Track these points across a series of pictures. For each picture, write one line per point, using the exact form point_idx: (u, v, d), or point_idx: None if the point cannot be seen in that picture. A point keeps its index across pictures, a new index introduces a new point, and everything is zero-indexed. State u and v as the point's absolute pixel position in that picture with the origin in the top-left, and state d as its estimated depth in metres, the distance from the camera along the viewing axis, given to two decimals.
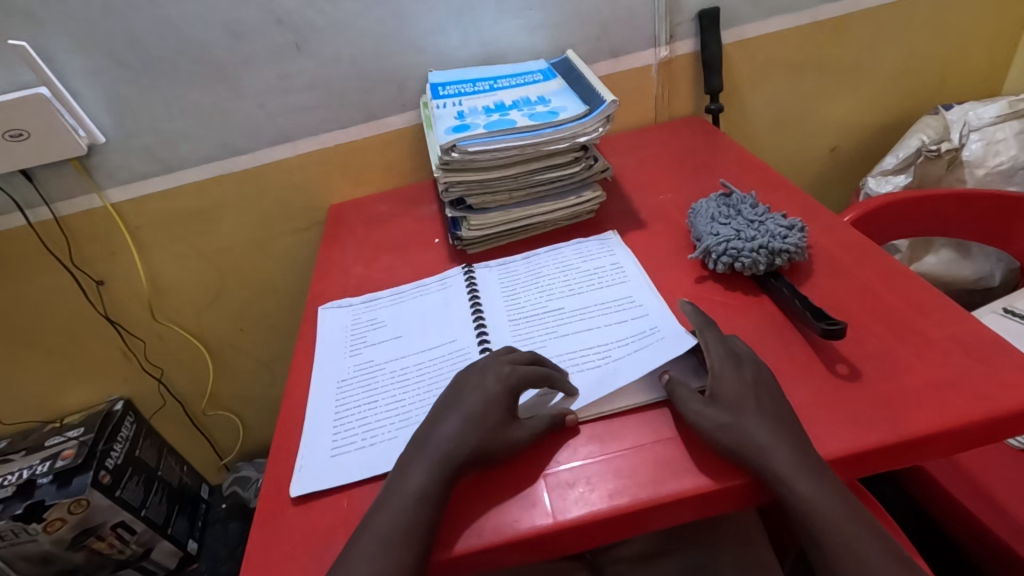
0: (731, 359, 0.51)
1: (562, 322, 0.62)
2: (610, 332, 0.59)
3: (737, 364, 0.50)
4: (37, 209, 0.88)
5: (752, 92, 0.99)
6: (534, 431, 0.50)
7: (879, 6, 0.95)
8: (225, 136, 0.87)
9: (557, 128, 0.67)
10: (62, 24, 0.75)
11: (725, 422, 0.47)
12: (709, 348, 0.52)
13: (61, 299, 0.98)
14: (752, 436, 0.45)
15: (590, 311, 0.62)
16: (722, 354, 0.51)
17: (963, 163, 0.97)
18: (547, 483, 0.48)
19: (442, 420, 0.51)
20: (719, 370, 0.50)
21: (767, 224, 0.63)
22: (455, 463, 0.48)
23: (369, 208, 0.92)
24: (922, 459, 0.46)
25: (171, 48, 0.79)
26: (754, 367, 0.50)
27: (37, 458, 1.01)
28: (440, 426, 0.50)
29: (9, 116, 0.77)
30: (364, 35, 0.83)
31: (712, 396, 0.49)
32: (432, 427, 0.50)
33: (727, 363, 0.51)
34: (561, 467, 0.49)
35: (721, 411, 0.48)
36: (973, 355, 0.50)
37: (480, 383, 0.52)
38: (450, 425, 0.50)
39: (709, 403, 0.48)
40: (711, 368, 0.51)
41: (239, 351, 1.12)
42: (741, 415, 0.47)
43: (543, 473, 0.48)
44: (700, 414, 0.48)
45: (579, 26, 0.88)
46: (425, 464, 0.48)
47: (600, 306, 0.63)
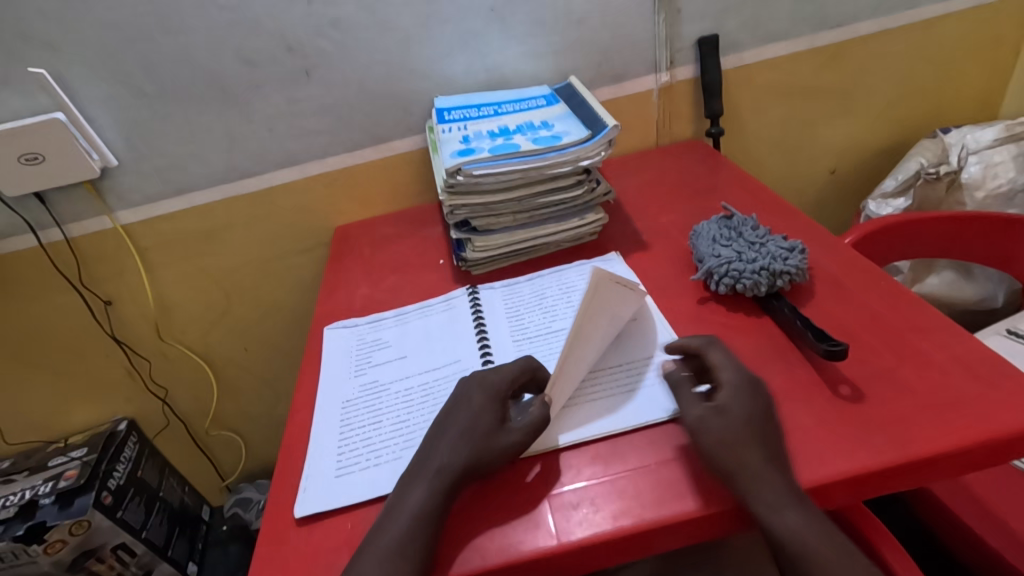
0: (745, 377, 0.51)
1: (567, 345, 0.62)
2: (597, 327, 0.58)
3: (749, 383, 0.51)
4: (49, 230, 0.90)
5: (752, 115, 1.01)
6: (527, 431, 0.50)
7: (876, 33, 0.97)
8: (234, 159, 0.89)
9: (560, 152, 0.68)
10: (79, 52, 0.78)
11: (723, 435, 0.47)
12: (726, 365, 0.52)
13: (69, 319, 0.99)
14: (744, 461, 0.45)
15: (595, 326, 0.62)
16: (737, 371, 0.52)
17: (962, 185, 0.98)
18: (551, 505, 0.48)
19: (438, 439, 0.51)
20: (733, 386, 0.51)
21: (767, 246, 0.63)
22: (450, 478, 0.48)
23: (374, 229, 0.94)
24: (928, 480, 0.46)
25: (184, 75, 0.82)
26: (765, 393, 0.50)
27: (39, 478, 1.01)
28: (435, 445, 0.51)
29: (25, 140, 0.79)
30: (372, 62, 0.85)
31: (721, 406, 0.49)
32: (428, 450, 0.51)
33: (743, 381, 0.51)
34: (565, 488, 0.49)
35: (724, 420, 0.48)
36: (974, 375, 0.50)
37: (472, 399, 0.53)
38: (445, 443, 0.50)
39: (715, 413, 0.49)
40: (724, 381, 0.51)
41: (243, 371, 1.13)
42: (740, 433, 0.47)
43: (547, 494, 0.48)
44: (699, 423, 0.49)
45: (581, 53, 0.90)
46: (423, 482, 0.48)
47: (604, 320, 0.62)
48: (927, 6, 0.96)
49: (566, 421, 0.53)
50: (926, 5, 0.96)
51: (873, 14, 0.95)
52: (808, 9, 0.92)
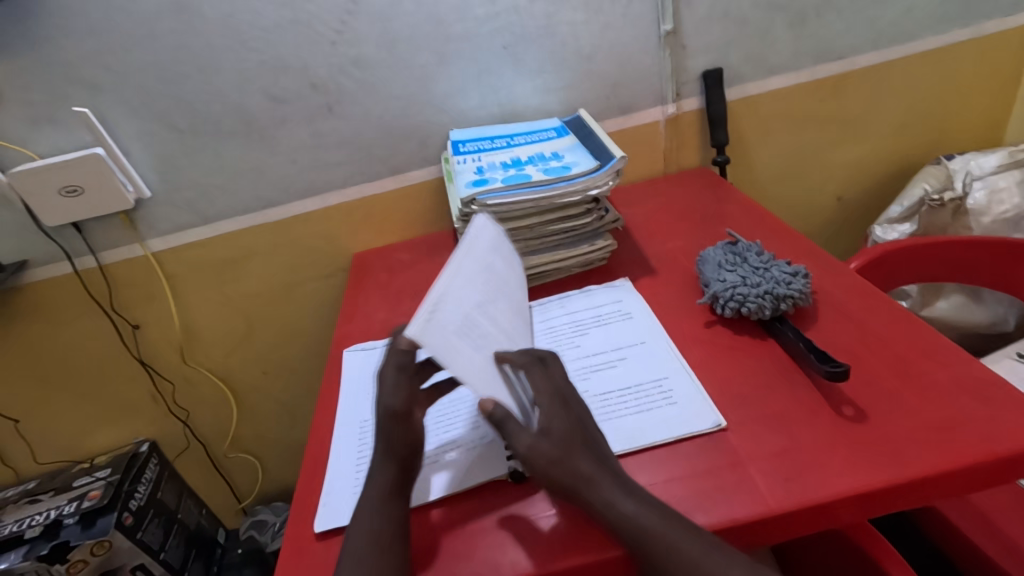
0: (557, 397, 0.52)
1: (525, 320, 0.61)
2: (484, 311, 0.54)
3: (562, 402, 0.52)
4: (84, 258, 0.95)
5: (757, 144, 1.03)
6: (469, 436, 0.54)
7: (876, 64, 1.00)
8: (259, 190, 0.94)
9: (570, 182, 0.71)
10: (120, 92, 0.83)
11: (556, 458, 0.48)
12: (538, 386, 0.52)
13: (98, 342, 1.03)
14: (590, 494, 0.47)
15: (494, 288, 0.59)
16: (549, 391, 0.52)
17: (968, 211, 1.00)
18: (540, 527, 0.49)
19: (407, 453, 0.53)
20: (550, 408, 0.51)
21: (770, 271, 0.65)
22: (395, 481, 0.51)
23: (391, 256, 0.97)
24: (932, 498, 0.47)
25: (215, 111, 0.87)
26: (577, 406, 0.53)
27: (64, 499, 1.04)
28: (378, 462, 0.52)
29: (66, 174, 0.84)
30: (391, 98, 0.90)
31: (543, 430, 0.50)
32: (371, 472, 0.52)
33: (551, 398, 0.52)
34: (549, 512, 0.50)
35: (549, 447, 0.49)
36: (976, 396, 0.51)
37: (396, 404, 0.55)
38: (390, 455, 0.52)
39: (538, 437, 0.49)
40: (542, 405, 0.51)
41: (261, 394, 1.16)
42: (570, 452, 0.49)
43: (534, 517, 0.50)
44: (534, 448, 0.49)
45: (590, 87, 0.94)
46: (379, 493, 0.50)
47: (490, 281, 0.59)
48: (926, 38, 0.99)
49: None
50: (925, 37, 0.99)
51: (873, 46, 0.98)
52: (810, 42, 0.96)
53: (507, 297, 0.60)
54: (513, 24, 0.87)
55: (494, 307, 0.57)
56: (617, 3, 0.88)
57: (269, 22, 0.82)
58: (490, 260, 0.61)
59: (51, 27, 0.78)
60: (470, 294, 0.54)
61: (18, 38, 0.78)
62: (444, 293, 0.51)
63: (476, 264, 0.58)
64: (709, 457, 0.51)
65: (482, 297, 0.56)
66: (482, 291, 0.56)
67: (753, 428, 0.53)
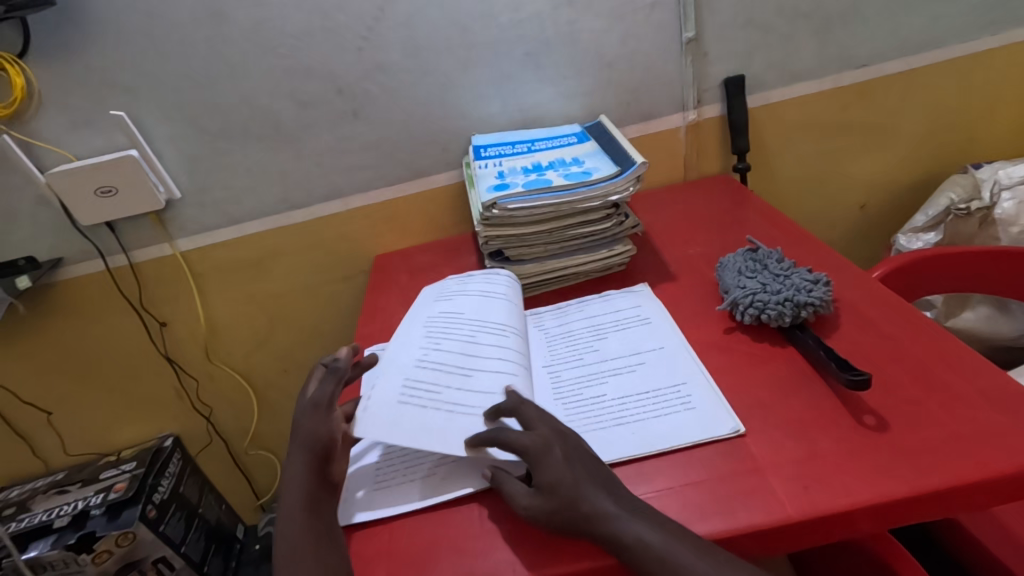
0: (540, 443, 0.52)
1: (482, 328, 0.67)
2: (428, 361, 0.62)
3: (546, 447, 0.51)
4: (116, 256, 0.98)
5: (778, 151, 1.03)
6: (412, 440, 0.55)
7: (901, 72, 0.99)
8: (285, 192, 0.96)
9: (590, 188, 0.72)
10: (154, 96, 0.86)
11: (553, 507, 0.48)
12: (518, 439, 0.52)
13: (127, 339, 1.06)
14: (592, 529, 0.46)
15: (438, 332, 0.67)
16: (530, 439, 0.52)
17: (995, 221, 0.98)
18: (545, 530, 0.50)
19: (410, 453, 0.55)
20: (535, 458, 0.51)
21: (791, 279, 0.65)
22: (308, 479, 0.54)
23: (412, 258, 0.99)
24: (956, 511, 0.47)
25: (244, 115, 0.89)
26: (563, 445, 0.52)
27: (91, 490, 1.07)
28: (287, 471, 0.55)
29: (102, 175, 0.87)
30: (414, 103, 0.91)
31: (535, 486, 0.50)
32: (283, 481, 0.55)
33: (539, 448, 0.51)
34: None
35: (546, 500, 0.48)
36: (1002, 407, 0.50)
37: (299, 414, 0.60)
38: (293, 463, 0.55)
39: (532, 495, 0.49)
40: (528, 457, 0.51)
41: (282, 392, 1.18)
42: (565, 500, 0.48)
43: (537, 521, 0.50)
44: (530, 506, 0.49)
45: (611, 93, 0.94)
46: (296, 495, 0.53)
47: (434, 331, 0.67)
48: (953, 46, 0.98)
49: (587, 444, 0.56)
50: (952, 45, 0.98)
51: (899, 54, 0.97)
52: (834, 50, 0.95)
53: (459, 326, 0.67)
54: (536, 30, 0.88)
55: (440, 348, 0.64)
56: (639, 10, 0.89)
57: (298, 29, 0.84)
58: (430, 315, 0.70)
59: (91, 34, 0.81)
60: (406, 358, 0.63)
61: (59, 44, 0.81)
62: (380, 379, 0.60)
63: (417, 331, 0.67)
64: (728, 463, 0.51)
65: (423, 352, 0.64)
66: (424, 346, 0.64)
67: (771, 435, 0.53)
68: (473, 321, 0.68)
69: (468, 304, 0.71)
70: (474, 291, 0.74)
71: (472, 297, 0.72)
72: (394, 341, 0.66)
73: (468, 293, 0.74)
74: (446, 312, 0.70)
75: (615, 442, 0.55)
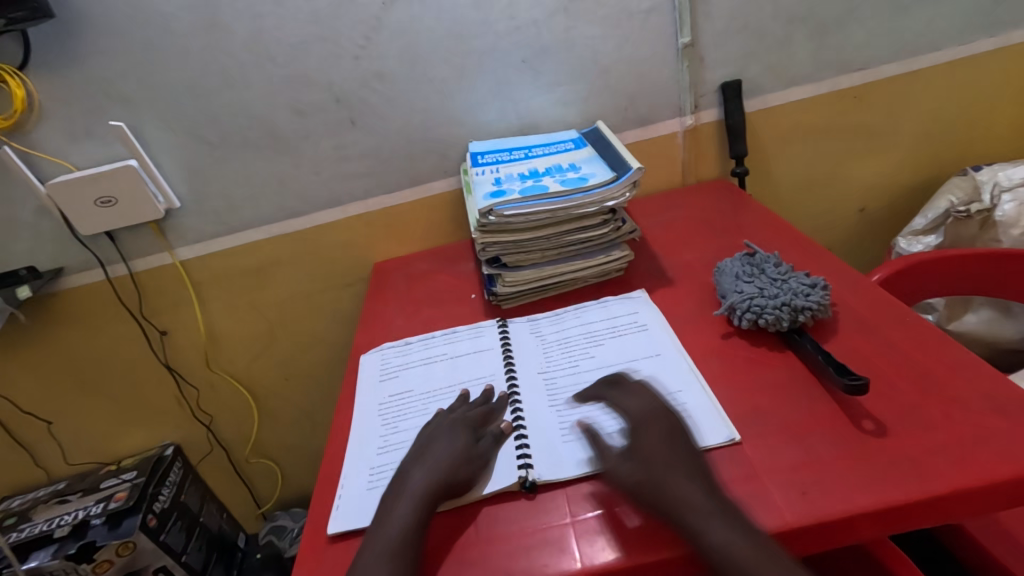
0: (648, 411, 0.55)
1: (434, 399, 0.66)
2: (388, 445, 0.62)
3: (654, 415, 0.55)
4: (116, 265, 0.98)
5: (776, 155, 1.03)
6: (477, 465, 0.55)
7: (899, 75, 0.99)
8: (283, 201, 0.96)
9: (586, 194, 0.72)
10: (153, 107, 0.87)
11: (643, 473, 0.50)
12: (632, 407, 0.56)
13: (129, 348, 1.06)
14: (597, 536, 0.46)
15: (393, 416, 0.66)
16: (640, 407, 0.56)
17: (996, 223, 0.98)
18: (541, 540, 0.49)
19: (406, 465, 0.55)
20: (643, 425, 0.54)
21: (788, 283, 0.65)
22: (429, 494, 0.52)
23: (411, 265, 0.99)
24: (956, 516, 0.46)
25: (243, 125, 0.90)
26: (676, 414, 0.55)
27: (92, 499, 1.06)
28: (408, 474, 0.55)
29: (101, 185, 0.88)
30: (412, 111, 0.92)
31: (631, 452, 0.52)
32: (400, 480, 0.55)
33: (642, 415, 0.55)
34: (555, 523, 0.50)
35: (637, 467, 0.50)
36: (1002, 411, 0.50)
37: (446, 434, 0.58)
38: (415, 474, 0.54)
39: (628, 459, 0.51)
40: (635, 423, 0.55)
41: (284, 402, 1.18)
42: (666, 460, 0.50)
43: (539, 528, 0.50)
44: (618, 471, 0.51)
45: (608, 99, 0.95)
46: (409, 498, 0.52)
47: (388, 416, 0.66)
48: (950, 49, 0.98)
49: (580, 453, 0.55)
50: (951, 47, 0.97)
51: (895, 57, 0.97)
52: (830, 54, 0.95)
53: (413, 402, 0.67)
54: (532, 37, 0.89)
55: (397, 431, 0.63)
56: (635, 16, 0.89)
57: (295, 39, 0.85)
58: (381, 398, 0.69)
59: (90, 46, 0.82)
60: (367, 450, 0.62)
61: (58, 56, 0.82)
62: (345, 474, 0.60)
63: (373, 418, 0.66)
64: (726, 469, 0.51)
65: (383, 438, 0.63)
66: (381, 434, 0.64)
67: (769, 441, 0.52)
68: (424, 395, 0.67)
69: (414, 378, 0.71)
70: (417, 360, 0.73)
71: (417, 368, 0.72)
72: (351, 432, 0.65)
73: (411, 366, 0.73)
74: (396, 387, 0.70)
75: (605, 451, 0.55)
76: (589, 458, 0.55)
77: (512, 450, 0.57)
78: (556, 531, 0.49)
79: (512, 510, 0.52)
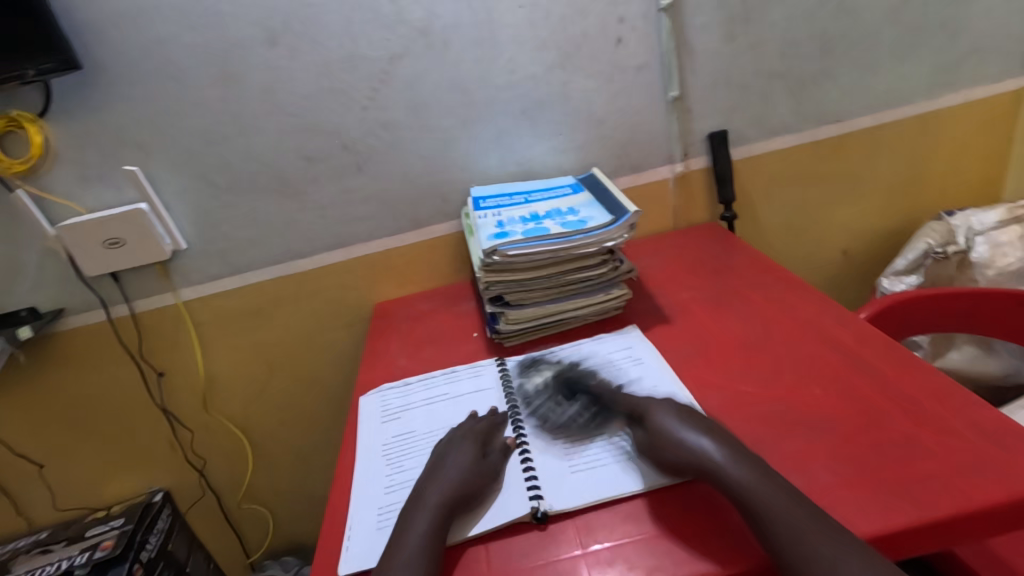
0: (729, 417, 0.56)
1: (438, 437, 0.67)
2: (395, 484, 0.62)
3: None
4: (118, 306, 0.99)
5: (763, 201, 1.08)
6: (488, 476, 0.58)
7: (872, 127, 1.05)
8: (288, 243, 0.98)
9: (586, 235, 0.75)
10: (166, 153, 0.90)
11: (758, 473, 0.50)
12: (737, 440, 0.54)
13: (125, 390, 1.06)
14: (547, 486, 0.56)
15: (398, 455, 0.66)
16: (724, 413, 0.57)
17: (972, 264, 1.04)
18: (554, 572, 0.50)
19: (424, 489, 0.56)
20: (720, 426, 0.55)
21: (591, 392, 0.68)
22: (446, 504, 0.54)
23: (412, 305, 1.01)
24: (953, 541, 0.48)
25: (251, 170, 0.93)
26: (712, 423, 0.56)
27: (76, 549, 1.03)
28: (424, 489, 0.56)
29: (111, 228, 0.90)
30: (416, 158, 0.96)
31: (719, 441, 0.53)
32: (417, 495, 0.56)
33: None
34: (564, 555, 0.51)
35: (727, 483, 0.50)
36: (988, 438, 0.52)
37: (456, 447, 0.61)
38: (435, 485, 0.56)
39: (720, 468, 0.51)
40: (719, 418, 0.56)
41: (279, 444, 1.17)
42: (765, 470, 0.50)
43: (551, 560, 0.51)
44: None
45: (603, 148, 1.00)
46: (428, 511, 0.54)
47: (392, 456, 0.66)
48: (918, 103, 1.05)
49: (584, 484, 0.56)
50: (918, 101, 1.05)
51: (869, 110, 1.04)
52: (808, 108, 1.02)
53: (417, 443, 0.67)
54: (531, 90, 0.94)
55: (402, 469, 0.64)
56: (627, 71, 0.95)
57: (307, 89, 0.89)
58: (385, 439, 0.69)
59: (108, 94, 0.85)
60: (374, 490, 0.62)
61: (78, 104, 0.85)
62: (354, 514, 0.60)
63: (377, 459, 0.66)
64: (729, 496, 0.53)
65: (389, 477, 0.63)
66: (387, 473, 0.64)
67: None
68: (428, 434, 0.68)
69: (417, 419, 0.71)
70: (418, 402, 0.74)
71: (420, 409, 0.73)
72: (356, 473, 0.65)
73: (412, 407, 0.73)
74: (399, 429, 0.70)
75: (608, 483, 0.56)
76: (590, 488, 0.56)
77: (517, 463, 0.60)
78: (569, 563, 0.50)
79: (522, 544, 0.53)
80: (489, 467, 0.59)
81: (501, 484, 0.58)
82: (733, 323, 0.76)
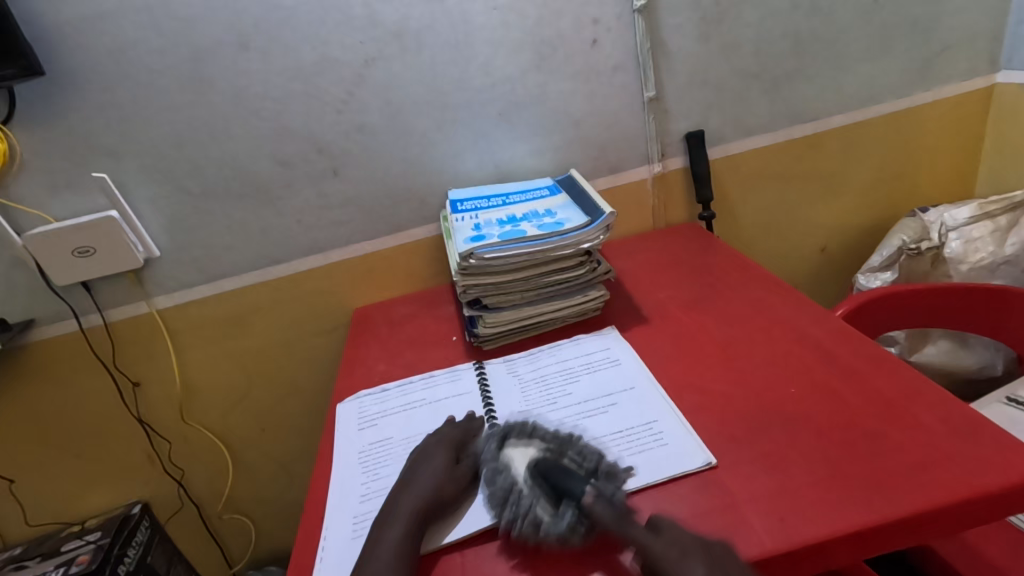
0: None
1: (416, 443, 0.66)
2: (371, 492, 0.61)
3: None
4: (90, 316, 0.97)
5: (741, 199, 1.09)
6: (462, 483, 0.57)
7: (846, 125, 1.07)
8: (264, 249, 0.97)
9: (563, 237, 0.75)
10: (137, 159, 0.88)
11: None
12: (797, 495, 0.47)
13: (99, 401, 1.03)
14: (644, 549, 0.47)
15: (374, 463, 0.65)
16: None
17: (946, 259, 1.05)
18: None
19: (398, 498, 0.55)
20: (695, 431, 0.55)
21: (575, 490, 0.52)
22: (419, 512, 0.53)
23: (391, 310, 1.00)
24: (925, 537, 0.48)
25: (225, 175, 0.91)
26: None
27: (52, 564, 1.01)
28: (398, 497, 0.56)
29: (81, 236, 0.89)
30: (392, 160, 0.95)
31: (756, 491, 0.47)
32: (391, 504, 0.55)
33: None
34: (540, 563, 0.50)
35: None
36: (958, 433, 0.53)
37: (431, 453, 0.60)
38: (408, 493, 0.55)
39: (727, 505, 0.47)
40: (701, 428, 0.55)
41: (259, 453, 1.15)
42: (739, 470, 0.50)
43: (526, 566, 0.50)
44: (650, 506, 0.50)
45: (580, 149, 1.00)
46: (400, 519, 0.53)
47: (368, 463, 0.65)
48: (890, 102, 1.06)
49: None
50: (891, 100, 1.06)
51: (843, 109, 1.05)
52: (783, 107, 1.03)
53: (393, 450, 0.66)
54: (508, 92, 0.94)
55: (378, 477, 0.63)
56: (603, 73, 0.95)
57: (280, 94, 0.88)
58: (361, 447, 0.68)
59: (75, 100, 0.83)
60: (349, 499, 0.61)
61: (43, 110, 0.83)
62: (328, 524, 0.59)
63: (352, 467, 0.65)
64: (705, 498, 0.52)
65: (365, 485, 0.62)
66: (363, 481, 0.63)
67: (745, 471, 0.54)
68: (405, 440, 0.67)
69: (394, 426, 0.70)
70: (395, 408, 0.73)
71: (397, 416, 0.72)
72: (331, 482, 0.64)
73: (389, 414, 0.73)
74: (375, 436, 0.69)
75: None
76: None
77: None
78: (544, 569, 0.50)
79: (497, 551, 0.52)
80: (463, 474, 0.58)
81: (476, 492, 0.57)
82: (710, 322, 0.77)
